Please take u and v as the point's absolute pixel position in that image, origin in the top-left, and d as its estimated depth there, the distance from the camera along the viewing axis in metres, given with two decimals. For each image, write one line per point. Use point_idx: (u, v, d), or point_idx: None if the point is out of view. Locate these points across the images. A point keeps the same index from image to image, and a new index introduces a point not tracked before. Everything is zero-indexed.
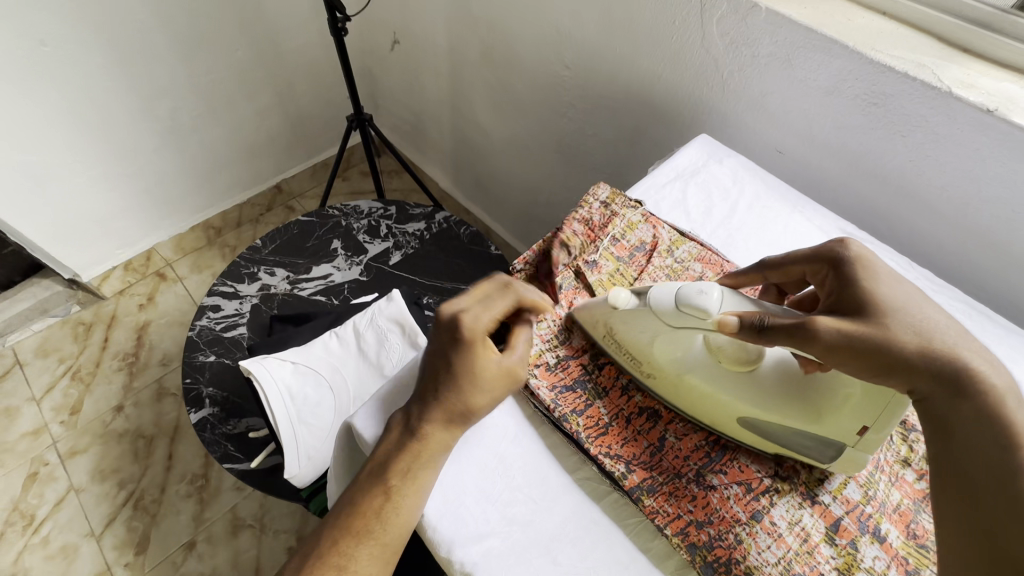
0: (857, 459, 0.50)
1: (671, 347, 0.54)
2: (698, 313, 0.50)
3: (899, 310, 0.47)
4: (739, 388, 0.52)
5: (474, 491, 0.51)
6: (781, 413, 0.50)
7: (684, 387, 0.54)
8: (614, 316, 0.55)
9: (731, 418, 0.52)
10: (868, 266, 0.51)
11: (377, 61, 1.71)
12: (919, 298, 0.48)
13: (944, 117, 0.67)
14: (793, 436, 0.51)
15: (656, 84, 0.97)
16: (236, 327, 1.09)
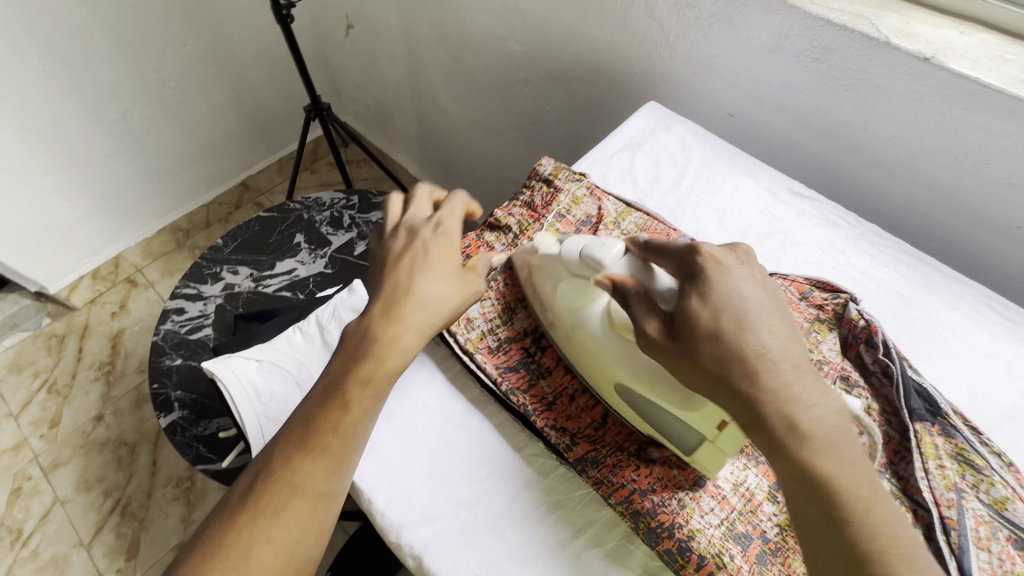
0: (719, 452, 0.47)
1: (571, 301, 0.55)
2: (592, 264, 0.54)
3: (710, 334, 0.42)
4: (617, 352, 0.52)
5: (422, 475, 0.52)
6: (643, 385, 0.50)
7: (577, 343, 0.55)
8: (535, 257, 0.59)
9: (609, 383, 0.53)
10: (721, 277, 0.45)
11: (333, 47, 1.66)
12: (774, 317, 0.44)
13: (883, 68, 0.67)
14: (657, 412, 0.50)
15: (607, 53, 0.95)
16: (201, 328, 1.08)
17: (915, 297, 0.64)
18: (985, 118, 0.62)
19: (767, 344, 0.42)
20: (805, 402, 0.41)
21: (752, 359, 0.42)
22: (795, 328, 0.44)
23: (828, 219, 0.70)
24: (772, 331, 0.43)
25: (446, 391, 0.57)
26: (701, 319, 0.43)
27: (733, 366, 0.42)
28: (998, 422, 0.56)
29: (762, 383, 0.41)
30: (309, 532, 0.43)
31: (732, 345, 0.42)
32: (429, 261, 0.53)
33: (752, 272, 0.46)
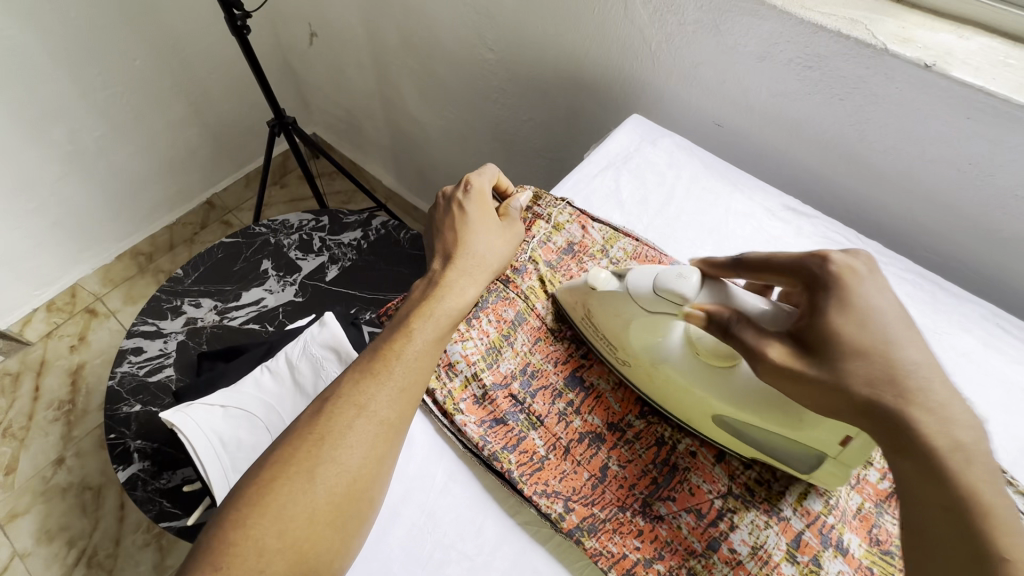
0: (840, 471, 0.45)
1: (647, 339, 0.51)
2: (674, 297, 0.47)
3: (856, 354, 0.39)
4: (712, 384, 0.48)
5: (401, 556, 0.47)
6: (764, 419, 0.46)
7: (658, 378, 0.51)
8: (592, 296, 0.53)
9: (704, 413, 0.49)
10: (857, 288, 0.41)
11: (297, 56, 1.58)
12: (913, 330, 0.40)
13: (881, 76, 0.62)
14: (774, 438, 0.47)
15: (585, 60, 0.89)
16: (162, 368, 1.00)
17: (924, 321, 0.60)
18: (990, 128, 0.59)
19: (916, 358, 0.39)
20: (954, 416, 0.37)
21: (901, 377, 0.38)
22: (937, 342, 0.41)
23: (827, 237, 0.66)
24: (913, 345, 0.40)
25: (426, 453, 0.52)
26: (839, 333, 0.40)
27: (884, 388, 0.38)
28: (1019, 455, 0.52)
29: (919, 404, 0.38)
30: (320, 556, 0.42)
31: (872, 363, 0.39)
32: (465, 223, 0.58)
33: (883, 283, 0.42)
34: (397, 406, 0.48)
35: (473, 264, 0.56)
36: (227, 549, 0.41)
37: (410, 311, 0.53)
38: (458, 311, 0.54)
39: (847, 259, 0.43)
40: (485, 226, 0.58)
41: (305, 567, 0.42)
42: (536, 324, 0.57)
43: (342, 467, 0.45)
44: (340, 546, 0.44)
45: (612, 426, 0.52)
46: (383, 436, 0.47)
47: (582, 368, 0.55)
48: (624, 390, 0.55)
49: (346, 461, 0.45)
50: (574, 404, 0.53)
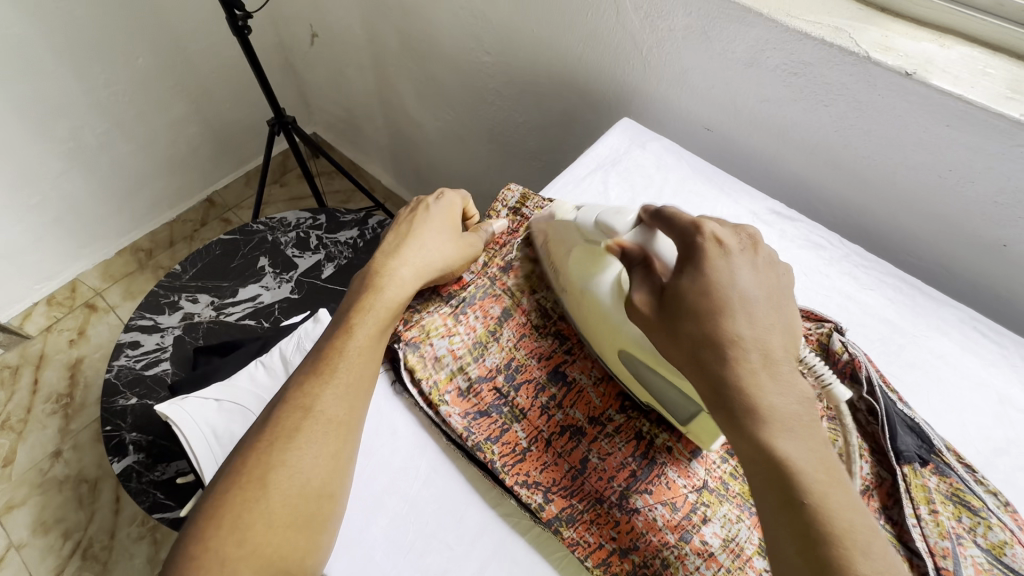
0: (714, 424, 0.47)
1: (583, 267, 0.54)
2: (607, 230, 0.52)
3: (692, 313, 0.43)
4: (624, 318, 0.50)
5: (383, 544, 0.48)
6: (651, 358, 0.48)
7: (587, 309, 0.54)
8: (552, 224, 0.58)
9: (614, 347, 0.52)
10: (716, 262, 0.44)
11: (298, 56, 1.60)
12: (763, 302, 0.44)
13: (863, 84, 0.64)
14: (664, 385, 0.49)
15: (578, 66, 0.91)
16: (158, 362, 1.01)
17: (903, 323, 0.61)
18: (970, 136, 0.60)
19: (741, 331, 0.42)
20: (768, 389, 0.41)
21: (722, 342, 0.42)
22: (785, 316, 0.44)
23: (811, 241, 0.67)
24: (759, 314, 0.43)
25: (411, 446, 0.53)
26: (684, 293, 0.44)
27: (708, 347, 0.42)
28: (991, 456, 0.54)
29: (732, 365, 0.41)
30: (286, 559, 0.43)
31: (709, 325, 0.43)
32: (423, 224, 0.60)
33: (752, 259, 0.45)
34: (344, 404, 0.49)
35: (418, 263, 0.57)
36: (196, 564, 0.42)
37: (352, 305, 0.55)
38: (397, 306, 0.55)
39: (722, 233, 0.46)
40: (444, 231, 0.61)
41: (272, 572, 0.43)
42: (521, 320, 0.58)
43: (294, 470, 0.45)
44: (305, 547, 0.44)
45: (593, 420, 0.53)
46: (333, 436, 0.48)
47: (565, 364, 0.56)
48: (606, 385, 0.55)
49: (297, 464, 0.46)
50: (556, 399, 0.54)
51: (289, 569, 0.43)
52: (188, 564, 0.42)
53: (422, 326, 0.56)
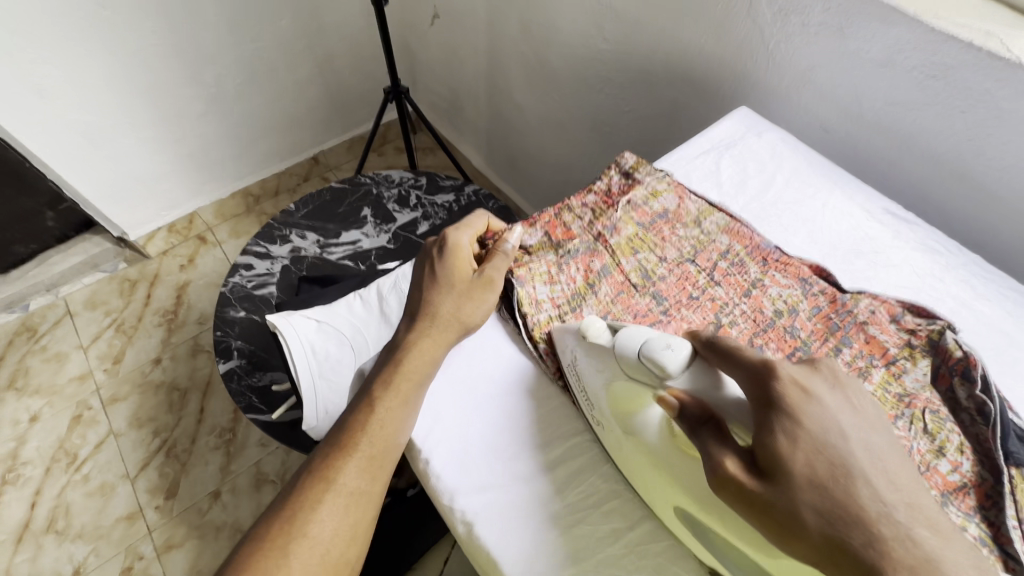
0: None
1: (625, 409, 0.48)
2: (657, 367, 0.46)
3: (811, 482, 0.38)
4: (676, 471, 0.45)
5: (478, 444, 0.52)
6: (714, 517, 0.43)
7: (633, 458, 0.48)
8: (584, 347, 0.52)
9: (670, 506, 0.46)
10: (813, 411, 0.40)
11: (417, 35, 1.71)
12: (885, 451, 0.40)
13: (1009, 90, 0.62)
14: (733, 556, 0.44)
15: (699, 59, 0.93)
16: (266, 285, 1.12)
17: (1020, 336, 0.59)
18: None
19: (882, 500, 0.37)
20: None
21: (862, 519, 0.37)
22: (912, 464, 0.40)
23: (926, 245, 0.66)
24: (887, 466, 0.39)
25: (514, 366, 0.57)
26: (782, 454, 0.39)
27: (845, 521, 0.37)
28: None
29: (890, 552, 0.36)
30: (387, 447, 0.50)
31: (838, 496, 0.38)
32: (435, 283, 0.58)
33: (846, 396, 0.42)
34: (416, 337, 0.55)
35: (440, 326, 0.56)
36: (317, 473, 0.49)
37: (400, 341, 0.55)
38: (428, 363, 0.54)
39: (809, 374, 0.43)
40: (460, 278, 0.58)
41: (379, 456, 0.50)
42: (620, 278, 0.61)
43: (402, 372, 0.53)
44: (397, 427, 0.51)
45: None
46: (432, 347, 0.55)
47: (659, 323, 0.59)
48: None
49: (401, 366, 0.53)
50: None
51: (393, 450, 0.51)
52: (307, 475, 0.49)
53: (530, 268, 0.60)
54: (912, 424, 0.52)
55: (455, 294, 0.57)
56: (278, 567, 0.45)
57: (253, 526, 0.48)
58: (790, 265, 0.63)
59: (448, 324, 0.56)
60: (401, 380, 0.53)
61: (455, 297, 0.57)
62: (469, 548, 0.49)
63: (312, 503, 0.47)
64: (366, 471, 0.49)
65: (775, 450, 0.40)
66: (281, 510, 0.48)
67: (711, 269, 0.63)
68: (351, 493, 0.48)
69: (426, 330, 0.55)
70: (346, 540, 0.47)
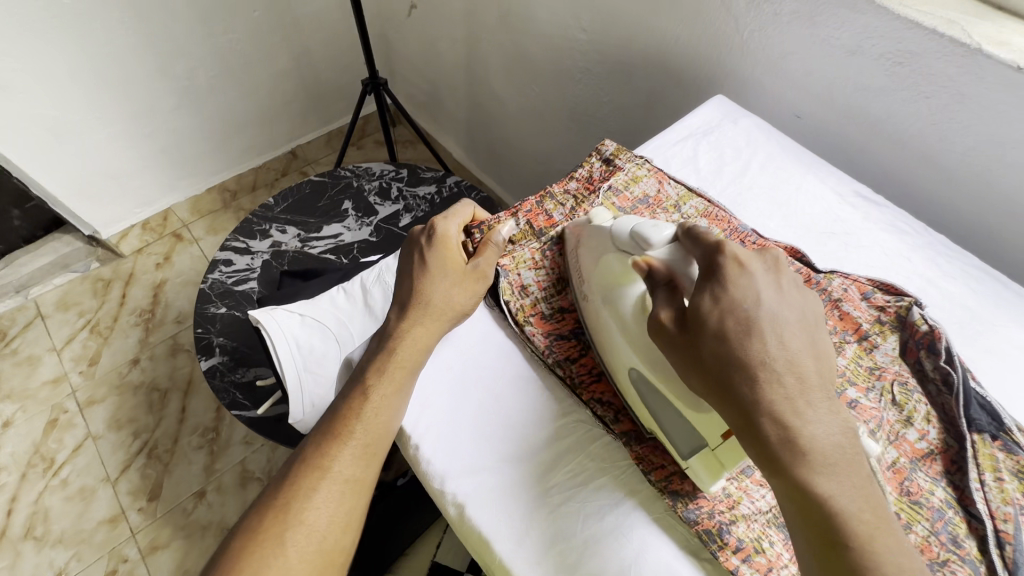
0: (718, 462, 0.47)
1: (607, 279, 0.55)
2: (639, 240, 0.52)
3: (717, 333, 0.43)
4: (633, 332, 0.51)
5: (467, 429, 0.53)
6: (656, 372, 0.49)
7: (600, 324, 0.55)
8: (585, 229, 0.59)
9: (624, 368, 0.52)
10: (741, 283, 0.45)
11: (394, 26, 1.69)
12: (795, 327, 0.44)
13: (971, 76, 0.65)
14: (666, 415, 0.49)
15: (676, 48, 0.94)
16: (247, 280, 1.11)
17: (982, 311, 0.62)
18: None
19: (772, 354, 0.42)
20: (807, 419, 0.41)
21: (754, 365, 0.42)
22: (817, 339, 0.44)
23: (895, 226, 0.69)
24: (791, 338, 0.43)
25: (500, 351, 0.58)
26: (703, 310, 0.44)
27: (736, 366, 0.42)
28: None
29: (765, 390, 0.41)
30: (381, 434, 0.51)
31: (737, 350, 0.43)
32: (425, 272, 0.57)
33: (778, 280, 0.46)
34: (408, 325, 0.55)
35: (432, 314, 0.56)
36: (309, 461, 0.49)
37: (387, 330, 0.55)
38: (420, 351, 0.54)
39: (755, 256, 0.47)
40: (451, 266, 0.57)
41: (373, 443, 0.50)
42: None
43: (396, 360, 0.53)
44: (390, 414, 0.51)
45: None
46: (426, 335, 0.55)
47: None
48: None
49: (395, 354, 0.53)
50: None
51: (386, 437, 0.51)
52: (300, 464, 0.49)
53: (513, 256, 0.61)
54: (883, 396, 0.54)
55: (449, 281, 0.57)
56: (275, 556, 0.45)
57: (248, 511, 0.48)
58: (767, 246, 0.64)
59: (440, 314, 0.56)
60: (393, 368, 0.53)
61: (449, 286, 0.57)
62: (461, 531, 0.50)
63: (306, 491, 0.47)
64: (361, 458, 0.50)
65: (698, 305, 0.45)
66: (274, 500, 0.47)
67: None
68: (346, 480, 0.48)
69: (418, 319, 0.55)
70: (341, 527, 0.47)
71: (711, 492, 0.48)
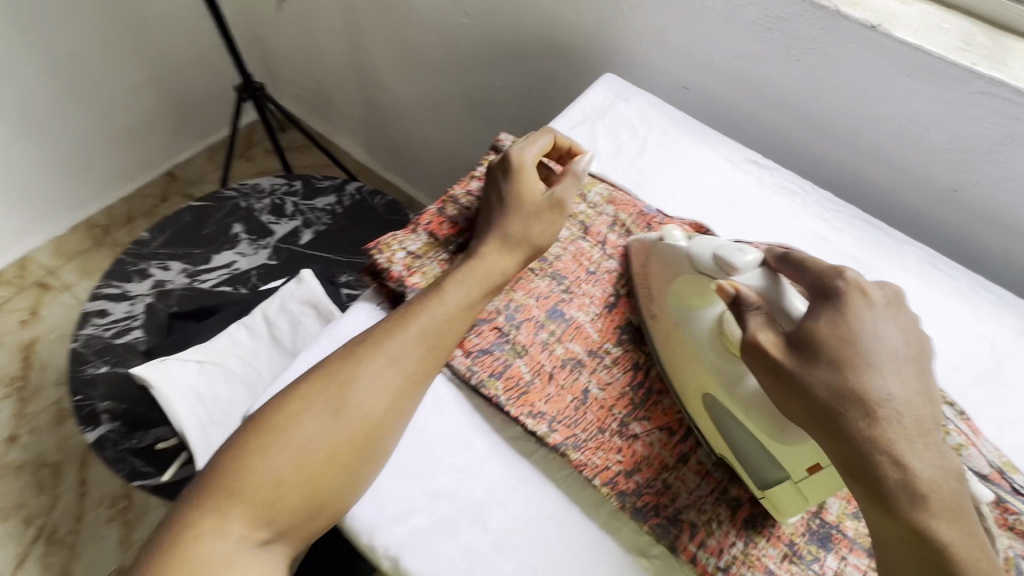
0: (799, 494, 0.45)
1: (683, 300, 0.52)
2: (722, 266, 0.49)
3: (831, 361, 0.41)
4: (718, 359, 0.48)
5: (390, 470, 0.48)
6: (739, 401, 0.46)
7: (675, 343, 0.52)
8: (658, 245, 0.55)
9: (698, 390, 0.50)
10: (860, 314, 0.42)
11: (265, 22, 1.54)
12: (909, 365, 0.42)
13: (833, 37, 0.68)
14: (750, 444, 0.47)
15: (561, 28, 0.92)
16: (129, 330, 0.97)
17: (869, 260, 0.66)
18: (927, 84, 0.65)
19: (891, 391, 0.40)
20: (919, 458, 0.39)
21: (869, 400, 0.39)
22: (928, 381, 0.42)
23: (785, 187, 0.71)
24: (906, 377, 0.41)
25: None
26: (819, 334, 0.42)
27: (852, 402, 0.39)
28: (948, 372, 0.59)
29: (880, 429, 0.39)
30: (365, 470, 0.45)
31: (849, 381, 0.40)
32: (499, 247, 0.54)
33: (895, 316, 0.43)
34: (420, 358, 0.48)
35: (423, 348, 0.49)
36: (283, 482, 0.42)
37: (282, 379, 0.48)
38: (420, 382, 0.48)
39: (874, 292, 0.44)
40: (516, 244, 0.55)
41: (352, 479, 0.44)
42: None
43: (365, 415, 0.45)
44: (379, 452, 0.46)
45: (592, 353, 0.55)
46: (406, 388, 0.47)
47: (561, 303, 0.57)
48: (602, 320, 0.57)
49: (369, 410, 0.45)
50: (556, 335, 0.55)
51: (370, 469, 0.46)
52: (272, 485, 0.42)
53: (423, 273, 0.56)
54: None
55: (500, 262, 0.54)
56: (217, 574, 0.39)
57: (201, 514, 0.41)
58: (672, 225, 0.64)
59: (426, 358, 0.48)
60: (390, 406, 0.46)
61: (501, 247, 0.54)
62: None
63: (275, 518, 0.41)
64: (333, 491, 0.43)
65: (811, 329, 0.42)
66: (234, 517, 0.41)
67: (603, 242, 0.63)
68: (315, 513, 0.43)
69: (414, 353, 0.48)
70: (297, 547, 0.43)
71: (788, 520, 0.47)
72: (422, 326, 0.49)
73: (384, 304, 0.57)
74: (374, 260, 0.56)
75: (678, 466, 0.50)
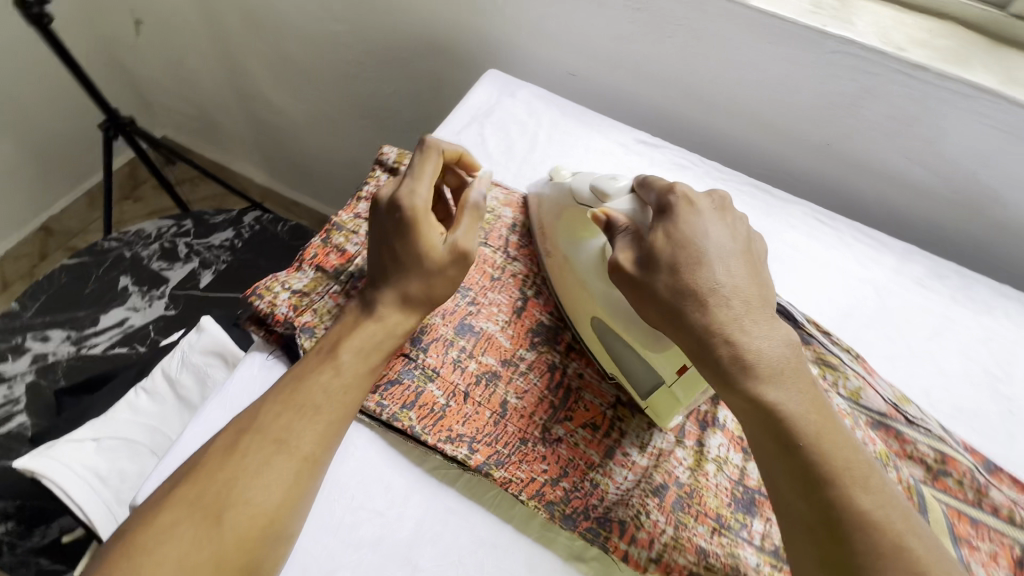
0: (673, 398, 0.49)
1: (568, 234, 0.56)
2: (602, 195, 0.53)
3: (668, 264, 0.46)
4: (599, 287, 0.53)
5: (308, 529, 0.45)
6: (618, 320, 0.51)
7: (565, 280, 0.56)
8: (547, 193, 0.59)
9: (586, 315, 0.54)
10: (690, 219, 0.48)
11: (126, 49, 1.40)
12: (737, 256, 0.47)
13: (697, 12, 0.69)
14: (629, 357, 0.52)
15: (441, 26, 0.89)
16: (11, 417, 0.86)
17: (760, 224, 0.69)
18: (787, 49, 0.68)
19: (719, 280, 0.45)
20: (751, 334, 0.43)
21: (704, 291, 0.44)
22: (759, 272, 0.47)
23: (677, 162, 0.73)
24: (733, 267, 0.46)
25: None
26: (658, 246, 0.47)
27: (689, 294, 0.45)
28: (841, 319, 0.63)
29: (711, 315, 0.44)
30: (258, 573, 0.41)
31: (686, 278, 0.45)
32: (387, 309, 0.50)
33: (727, 219, 0.49)
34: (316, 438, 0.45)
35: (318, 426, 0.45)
36: None
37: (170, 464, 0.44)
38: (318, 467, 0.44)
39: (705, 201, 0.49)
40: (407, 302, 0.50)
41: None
42: None
43: (256, 512, 0.41)
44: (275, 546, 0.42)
45: (506, 362, 0.53)
46: (302, 473, 0.43)
47: (469, 316, 0.55)
48: (514, 327, 0.56)
49: (257, 506, 0.41)
50: (467, 350, 0.53)
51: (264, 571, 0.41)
52: None
53: (314, 310, 0.53)
54: None
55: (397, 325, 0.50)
56: None
57: None
58: None
59: (324, 437, 0.45)
60: (284, 491, 0.42)
61: (400, 307, 0.50)
62: None
63: None
64: None
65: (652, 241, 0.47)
66: None
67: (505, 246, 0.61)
68: None
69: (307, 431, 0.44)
70: None
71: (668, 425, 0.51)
72: (315, 402, 0.46)
73: (276, 350, 0.53)
74: (255, 306, 0.52)
75: (604, 462, 0.50)
